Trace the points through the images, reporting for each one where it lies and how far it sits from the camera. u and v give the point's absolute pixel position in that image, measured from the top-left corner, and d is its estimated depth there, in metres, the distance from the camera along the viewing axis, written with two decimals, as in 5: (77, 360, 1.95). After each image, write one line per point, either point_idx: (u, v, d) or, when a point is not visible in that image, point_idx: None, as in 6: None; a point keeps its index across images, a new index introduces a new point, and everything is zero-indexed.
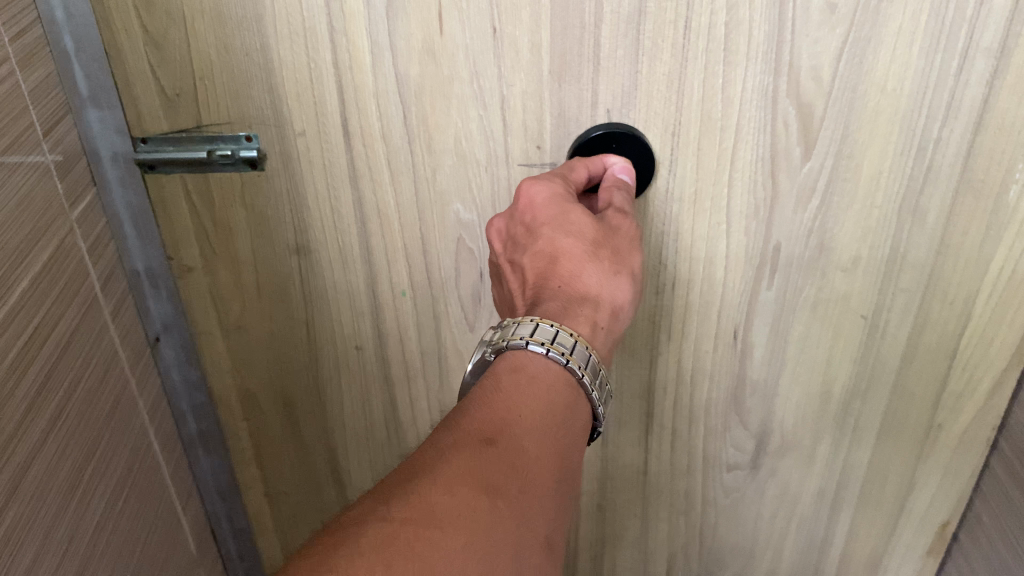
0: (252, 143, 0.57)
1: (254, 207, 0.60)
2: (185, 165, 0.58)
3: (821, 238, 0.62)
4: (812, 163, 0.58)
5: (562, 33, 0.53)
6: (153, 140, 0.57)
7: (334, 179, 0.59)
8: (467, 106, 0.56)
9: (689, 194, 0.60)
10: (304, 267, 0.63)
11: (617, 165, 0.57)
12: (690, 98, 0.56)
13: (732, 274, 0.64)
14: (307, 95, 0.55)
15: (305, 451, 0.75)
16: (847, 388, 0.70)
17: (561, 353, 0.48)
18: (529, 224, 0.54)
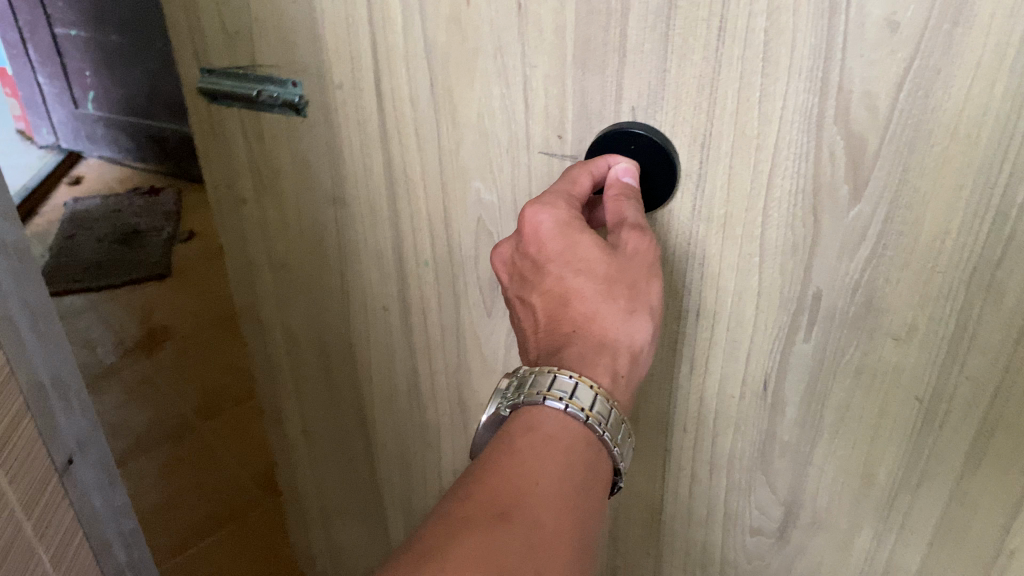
0: (296, 89, 0.60)
1: (297, 149, 0.63)
2: (238, 101, 0.62)
3: (868, 297, 0.53)
4: (861, 207, 0.50)
5: (588, 16, 0.50)
6: (216, 72, 0.62)
7: (367, 137, 0.60)
8: (490, 82, 0.54)
9: (718, 218, 0.55)
10: (339, 218, 0.65)
11: (621, 166, 0.53)
12: (723, 108, 0.50)
13: (764, 316, 0.57)
14: (344, 49, 0.57)
15: (338, 401, 0.77)
16: (894, 478, 0.60)
17: (579, 408, 0.49)
18: (536, 253, 0.54)
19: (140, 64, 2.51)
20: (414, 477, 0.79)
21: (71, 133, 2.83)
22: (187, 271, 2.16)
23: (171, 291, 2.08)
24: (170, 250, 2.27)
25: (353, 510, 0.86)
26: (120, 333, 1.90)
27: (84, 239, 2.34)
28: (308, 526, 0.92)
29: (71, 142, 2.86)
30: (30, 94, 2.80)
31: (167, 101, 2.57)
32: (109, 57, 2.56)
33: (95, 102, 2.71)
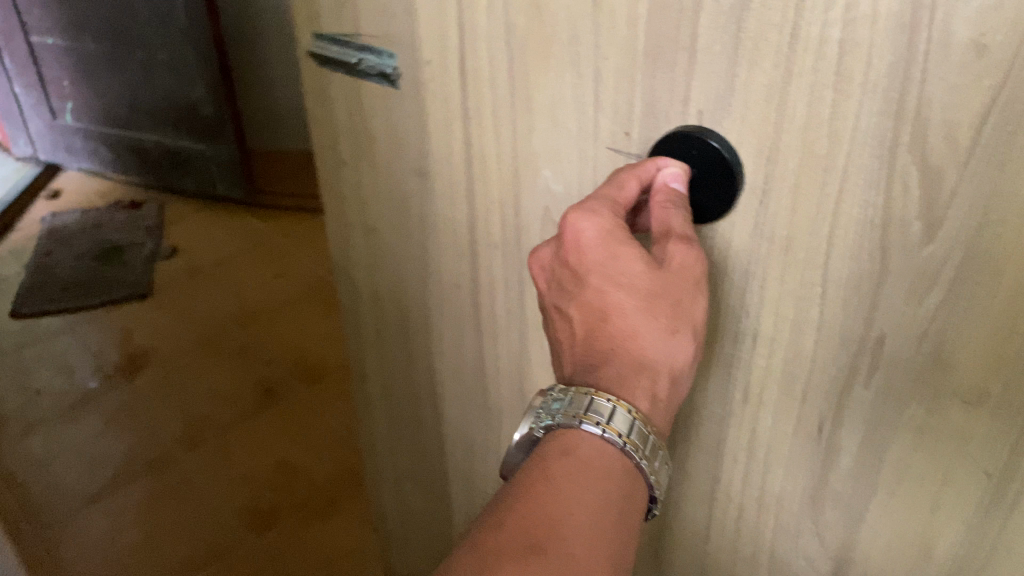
0: (390, 60, 0.61)
1: (391, 119, 0.65)
2: (342, 67, 0.65)
3: (936, 348, 0.48)
4: (934, 248, 0.45)
5: (660, 10, 0.47)
6: (325, 37, 0.64)
7: (450, 114, 0.61)
8: (564, 71, 0.53)
9: (781, 238, 0.50)
10: (423, 190, 0.67)
11: (670, 171, 0.51)
12: (791, 122, 0.46)
13: (822, 352, 0.53)
14: (434, 24, 0.57)
15: (416, 369, 0.80)
16: (955, 553, 0.54)
17: (617, 435, 0.47)
18: (575, 261, 0.51)
19: (121, 74, 2.33)
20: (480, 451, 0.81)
21: (49, 145, 2.63)
22: (169, 290, 2.14)
23: (154, 314, 2.06)
24: (152, 267, 2.23)
25: (422, 474, 0.90)
26: (99, 358, 1.91)
27: (60, 257, 2.26)
28: (381, 483, 0.96)
29: (49, 155, 2.66)
30: (6, 103, 2.61)
31: (148, 111, 2.39)
32: (86, 66, 2.36)
33: (74, 113, 2.51)
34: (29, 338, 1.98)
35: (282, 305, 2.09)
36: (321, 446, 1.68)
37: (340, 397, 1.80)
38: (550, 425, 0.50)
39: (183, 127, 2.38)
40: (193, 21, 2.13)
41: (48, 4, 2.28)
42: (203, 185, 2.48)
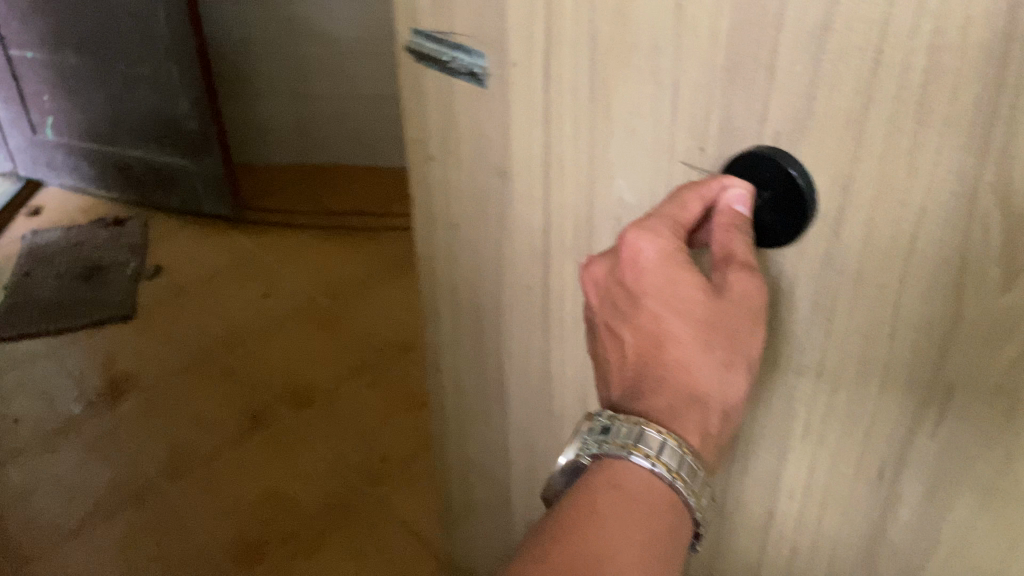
0: (479, 60, 0.61)
1: (474, 115, 0.65)
2: (437, 64, 0.66)
3: (1012, 402, 0.44)
4: (1016, 296, 0.42)
5: (744, 25, 0.45)
6: (421, 34, 0.65)
7: (531, 117, 0.60)
8: (645, 81, 0.51)
9: (852, 271, 0.47)
10: (502, 190, 0.67)
11: (735, 192, 0.48)
12: (869, 150, 0.43)
13: (887, 394, 0.49)
14: (524, 26, 0.56)
15: (484, 366, 0.82)
16: None
17: (667, 470, 0.45)
18: (630, 282, 0.48)
19: (104, 89, 2.27)
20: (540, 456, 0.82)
21: (29, 160, 2.56)
22: (154, 311, 2.09)
23: (138, 337, 2.00)
24: (137, 287, 2.17)
25: (484, 472, 0.91)
26: (82, 382, 1.85)
27: (42, 275, 2.21)
28: (450, 476, 0.98)
29: (29, 171, 2.59)
30: None
31: (131, 127, 2.33)
32: (68, 81, 2.30)
33: (55, 128, 2.44)
34: (9, 362, 1.92)
35: (268, 326, 2.03)
36: (308, 476, 1.62)
37: (328, 424, 1.75)
38: (597, 454, 0.48)
39: (166, 143, 2.32)
40: (176, 35, 2.08)
41: (28, 18, 2.22)
42: (187, 202, 2.42)
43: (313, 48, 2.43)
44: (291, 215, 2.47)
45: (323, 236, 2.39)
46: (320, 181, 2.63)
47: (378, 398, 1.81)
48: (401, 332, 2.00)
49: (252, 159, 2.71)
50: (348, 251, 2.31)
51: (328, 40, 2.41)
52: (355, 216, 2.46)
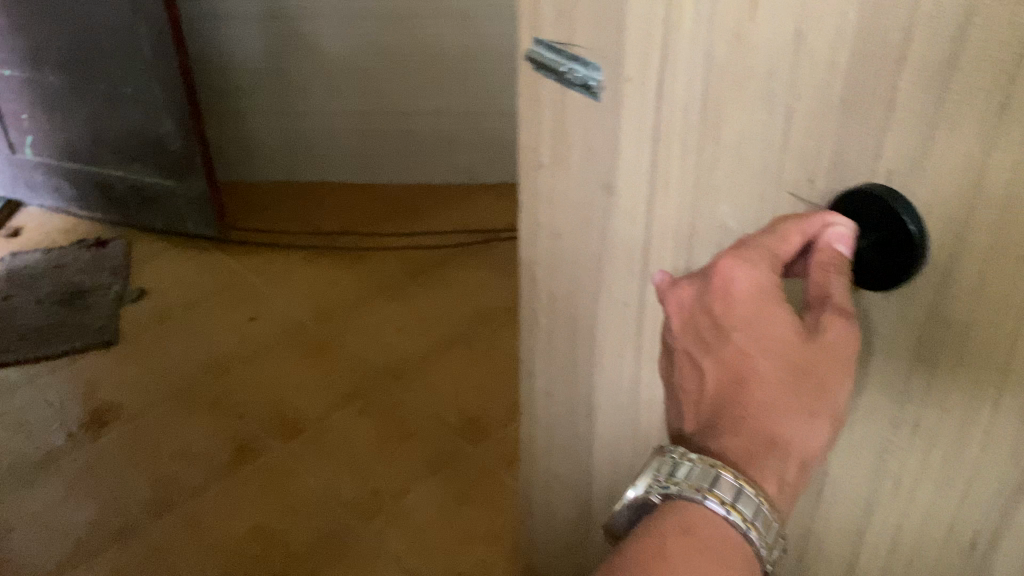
0: (595, 72, 0.62)
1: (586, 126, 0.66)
2: (551, 73, 0.66)
3: None
4: None
5: (862, 59, 0.45)
6: (538, 42, 0.66)
7: (642, 131, 0.60)
8: (755, 106, 0.51)
9: (959, 327, 0.46)
10: (607, 206, 0.68)
11: (839, 228, 0.48)
12: (988, 197, 0.42)
13: (989, 457, 0.47)
14: (645, 40, 0.57)
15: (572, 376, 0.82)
16: None
17: (742, 519, 0.48)
18: (717, 311, 0.50)
19: (84, 106, 2.20)
20: (622, 465, 0.81)
21: (8, 180, 2.48)
22: (138, 337, 2.01)
23: (120, 364, 1.93)
24: (120, 312, 2.10)
25: (567, 477, 0.92)
26: (63, 414, 1.78)
27: (21, 301, 2.12)
28: (533, 482, 0.98)
29: (7, 191, 2.51)
30: None
31: (113, 146, 2.26)
32: (49, 99, 2.23)
33: (34, 147, 2.36)
34: None
35: (255, 352, 1.96)
36: (301, 510, 1.57)
37: (319, 454, 1.69)
38: (670, 495, 0.51)
39: (150, 162, 2.25)
40: (157, 53, 2.01)
41: (7, 35, 2.15)
42: (171, 224, 2.35)
43: (301, 64, 2.39)
44: (275, 236, 2.39)
45: (310, 255, 2.31)
46: (307, 199, 2.56)
47: (370, 427, 1.75)
48: (393, 356, 1.94)
49: (236, 176, 2.64)
50: (337, 272, 2.24)
51: (317, 58, 2.37)
52: (344, 235, 2.39)
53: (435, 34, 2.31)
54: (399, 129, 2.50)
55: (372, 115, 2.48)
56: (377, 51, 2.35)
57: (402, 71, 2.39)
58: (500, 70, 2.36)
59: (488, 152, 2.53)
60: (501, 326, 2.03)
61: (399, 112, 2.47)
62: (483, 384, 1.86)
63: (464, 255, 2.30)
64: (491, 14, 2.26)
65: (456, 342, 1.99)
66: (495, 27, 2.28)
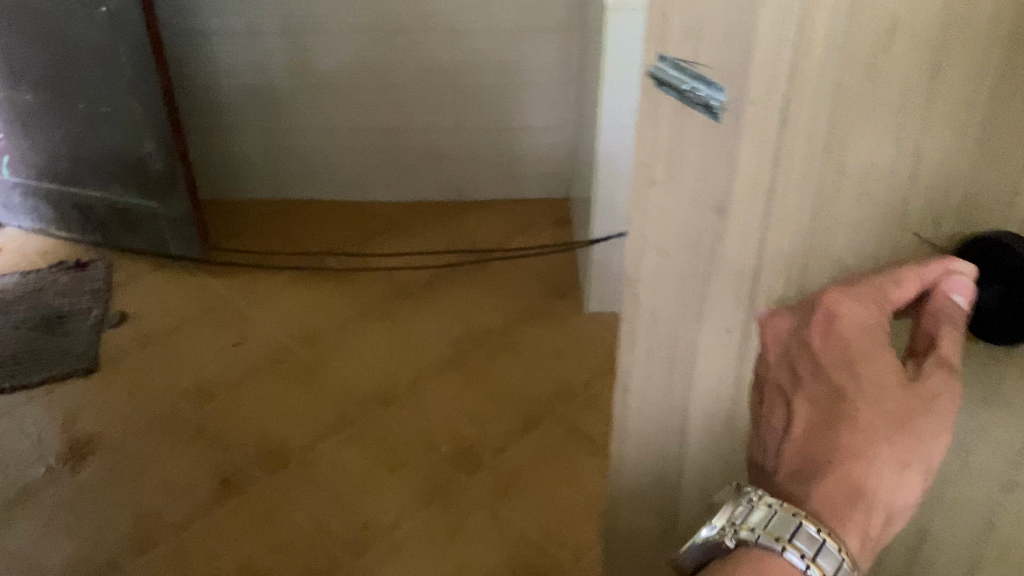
0: (718, 94, 0.65)
1: (706, 146, 0.69)
2: (675, 92, 0.70)
3: None
4: None
5: (1002, 104, 0.49)
6: (667, 61, 0.70)
7: (761, 158, 0.63)
8: (884, 139, 0.55)
9: None
10: (718, 228, 0.71)
11: (963, 276, 0.53)
12: None
13: None
14: (767, 71, 0.60)
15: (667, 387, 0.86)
16: None
17: (821, 572, 0.55)
18: (820, 345, 0.58)
19: (64, 126, 2.14)
20: (706, 470, 0.84)
21: None
22: (118, 364, 1.95)
23: (101, 392, 1.86)
24: (100, 336, 2.03)
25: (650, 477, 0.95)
26: (41, 446, 1.72)
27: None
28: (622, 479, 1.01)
29: None
30: None
31: (92, 166, 2.19)
32: (27, 119, 2.16)
33: (12, 167, 2.29)
34: None
35: (240, 378, 1.90)
36: (295, 545, 1.54)
37: (307, 489, 1.63)
38: (749, 541, 0.59)
39: (130, 183, 2.19)
40: (138, 70, 1.96)
41: None
42: (153, 245, 2.29)
43: (287, 80, 2.33)
44: (259, 257, 2.33)
45: (298, 276, 2.26)
46: (294, 218, 2.50)
47: (359, 459, 1.70)
48: (381, 382, 1.88)
49: (220, 194, 2.57)
50: (326, 294, 2.18)
51: (303, 74, 2.32)
52: (333, 255, 2.33)
53: (423, 49, 2.27)
54: (388, 146, 2.46)
55: (360, 132, 2.43)
56: (364, 66, 2.31)
57: (388, 87, 2.34)
58: (489, 83, 2.34)
59: (478, 166, 2.50)
60: (493, 351, 1.98)
61: (387, 129, 2.42)
62: (475, 410, 1.81)
63: (456, 275, 2.25)
64: (480, 27, 2.23)
65: (448, 366, 1.93)
66: (484, 41, 2.25)
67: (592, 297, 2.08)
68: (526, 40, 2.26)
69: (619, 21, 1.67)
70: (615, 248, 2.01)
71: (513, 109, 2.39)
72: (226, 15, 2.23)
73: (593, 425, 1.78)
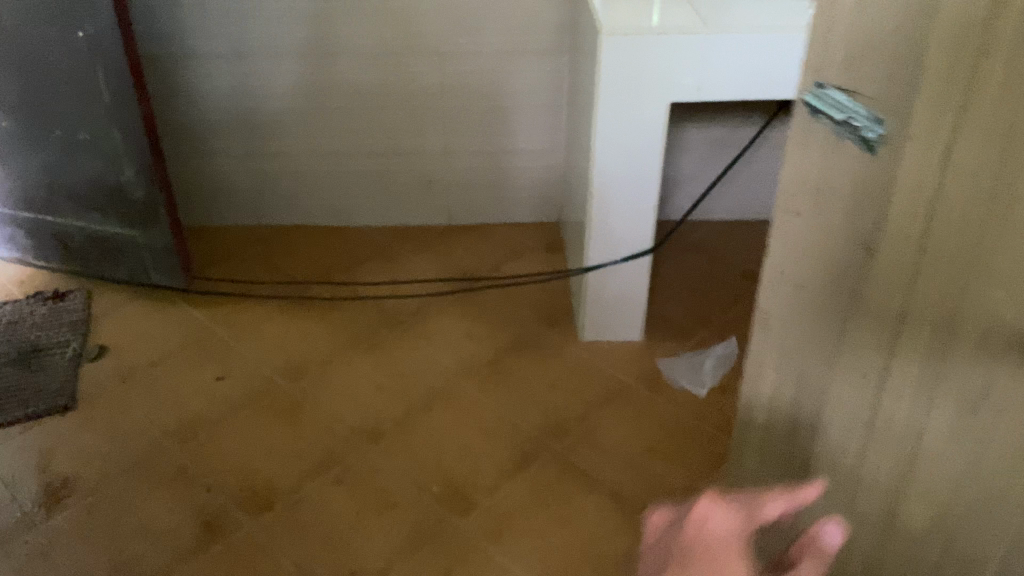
0: (875, 130, 0.74)
1: (858, 188, 0.78)
2: (831, 121, 0.78)
3: None
4: None
5: None
6: (824, 86, 0.78)
7: (925, 190, 0.70)
8: None
9: None
10: (865, 261, 0.80)
11: (823, 531, 0.63)
12: None
13: None
14: (931, 120, 0.68)
15: (810, 373, 0.95)
16: None
17: None
18: (689, 534, 0.61)
19: (40, 154, 2.07)
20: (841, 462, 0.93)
21: None
22: (98, 400, 1.88)
23: (78, 430, 1.79)
24: (78, 370, 1.96)
25: (783, 435, 1.04)
26: (14, 490, 1.65)
27: None
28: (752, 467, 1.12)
29: None
30: None
31: (70, 195, 2.13)
32: (3, 146, 2.10)
33: None
34: None
35: (224, 414, 1.84)
36: None
37: (293, 532, 1.57)
38: None
39: (109, 212, 2.12)
40: (117, 96, 1.90)
41: None
42: (134, 274, 2.23)
43: (273, 103, 2.28)
44: (246, 285, 2.27)
45: (286, 304, 2.20)
46: (281, 245, 2.44)
47: (347, 499, 1.63)
48: (369, 417, 1.82)
49: (205, 220, 2.51)
50: (312, 325, 2.12)
51: (289, 98, 2.27)
52: (320, 283, 2.27)
53: (412, 73, 2.22)
54: (376, 171, 2.40)
55: (348, 156, 2.37)
56: (351, 91, 2.25)
57: (376, 109, 2.28)
58: (480, 106, 2.29)
59: (469, 188, 2.46)
60: (486, 383, 1.92)
61: (375, 153, 2.37)
62: (468, 446, 1.75)
63: (447, 303, 2.19)
64: (471, 49, 2.18)
65: (439, 399, 1.87)
66: (474, 64, 2.21)
67: (586, 324, 2.04)
68: (517, 62, 2.21)
69: (613, 47, 1.62)
70: (609, 275, 1.96)
71: (504, 132, 2.34)
72: (208, 38, 2.17)
73: (590, 461, 1.71)
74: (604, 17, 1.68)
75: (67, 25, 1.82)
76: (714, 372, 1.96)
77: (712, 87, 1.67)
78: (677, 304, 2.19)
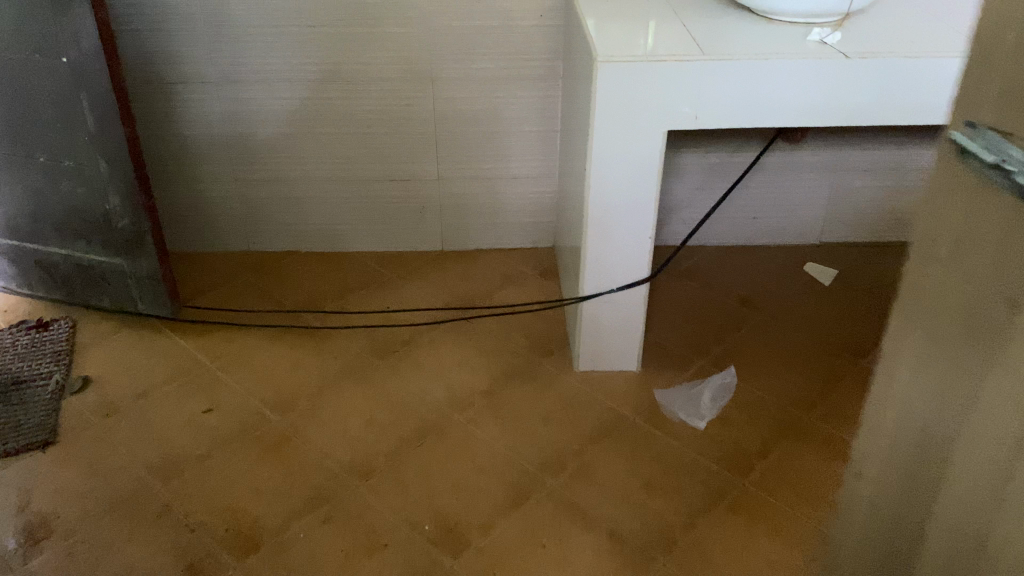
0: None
1: (1010, 233, 0.56)
2: (980, 165, 0.59)
3: None
4: None
5: None
6: (977, 126, 0.59)
7: None
8: None
9: None
10: (1009, 325, 0.57)
11: None
12: None
13: None
14: None
15: (918, 482, 0.71)
16: None
17: None
18: None
19: (23, 182, 2.03)
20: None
21: None
22: (80, 435, 1.83)
23: (58, 468, 1.74)
24: (60, 405, 1.91)
25: (869, 565, 0.80)
26: None
27: None
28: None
29: None
30: None
31: (53, 223, 2.08)
32: None
33: None
34: None
35: (209, 449, 1.79)
36: None
37: None
38: None
39: (94, 241, 2.08)
40: (102, 125, 1.86)
41: None
42: (120, 303, 2.18)
43: (261, 129, 2.24)
44: (234, 313, 2.23)
45: (274, 333, 2.15)
46: (270, 272, 2.39)
47: (337, 540, 1.58)
48: (359, 453, 1.77)
49: (193, 246, 2.47)
50: (302, 355, 2.07)
51: (278, 124, 2.23)
52: (309, 312, 2.23)
53: (402, 99, 2.19)
54: (366, 196, 2.37)
55: (337, 182, 2.34)
56: (341, 116, 2.22)
57: (368, 136, 2.25)
58: (471, 132, 2.25)
59: (462, 215, 2.42)
60: (479, 415, 1.88)
61: (366, 180, 2.33)
62: (461, 483, 1.70)
63: (440, 332, 2.15)
64: (462, 75, 2.15)
65: (430, 433, 1.83)
66: (467, 91, 2.18)
67: (582, 354, 2.00)
68: (508, 88, 2.18)
69: (609, 75, 1.59)
70: (606, 304, 1.92)
71: (496, 158, 2.30)
72: (196, 63, 2.13)
73: (587, 498, 1.67)
74: (598, 44, 1.65)
75: (52, 52, 1.79)
76: (712, 403, 1.92)
77: (709, 115, 1.64)
78: (673, 332, 2.16)
